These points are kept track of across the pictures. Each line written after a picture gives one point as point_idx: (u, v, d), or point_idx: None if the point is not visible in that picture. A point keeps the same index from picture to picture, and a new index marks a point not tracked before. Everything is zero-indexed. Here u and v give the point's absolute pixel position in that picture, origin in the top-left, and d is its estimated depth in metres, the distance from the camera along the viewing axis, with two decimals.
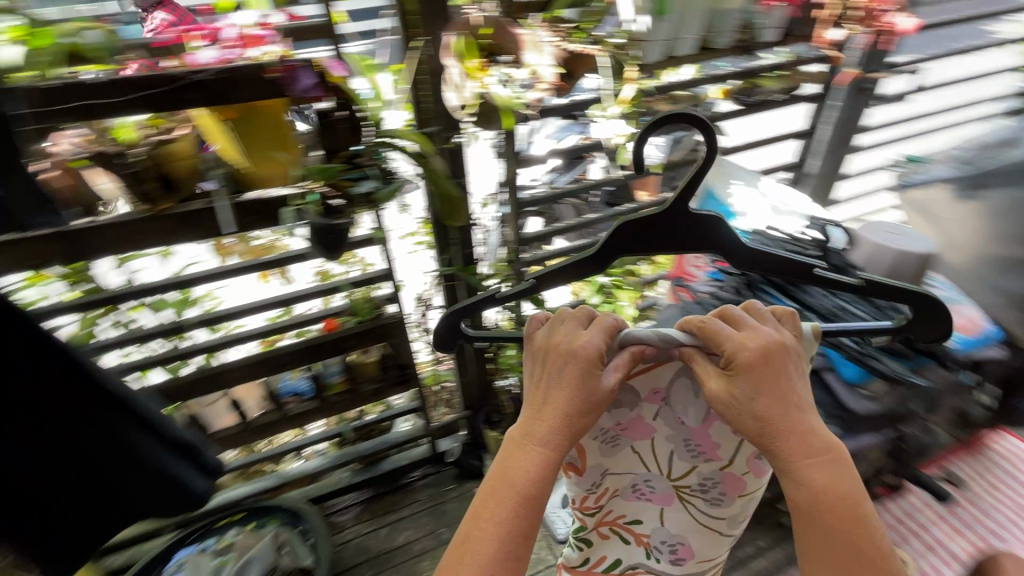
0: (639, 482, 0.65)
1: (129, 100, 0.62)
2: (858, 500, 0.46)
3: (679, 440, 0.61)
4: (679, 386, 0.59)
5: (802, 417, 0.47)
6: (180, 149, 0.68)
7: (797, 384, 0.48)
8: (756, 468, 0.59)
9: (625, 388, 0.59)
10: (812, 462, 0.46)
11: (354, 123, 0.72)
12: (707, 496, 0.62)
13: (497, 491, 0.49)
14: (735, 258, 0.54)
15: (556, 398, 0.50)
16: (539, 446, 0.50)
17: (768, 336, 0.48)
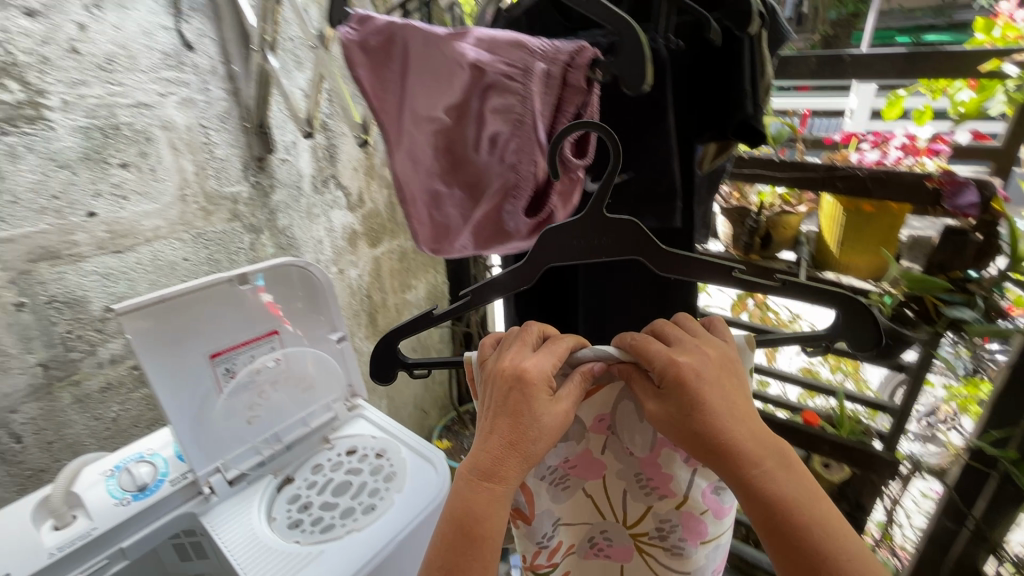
0: (596, 534, 0.62)
1: (791, 176, 0.82)
2: (819, 509, 0.43)
3: (631, 476, 0.58)
4: (623, 409, 0.55)
5: (743, 433, 0.44)
6: (791, 220, 0.89)
7: (735, 399, 0.45)
8: (716, 507, 0.56)
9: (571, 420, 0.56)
10: (765, 471, 0.43)
11: (989, 248, 0.74)
12: (669, 546, 0.58)
13: (456, 537, 0.45)
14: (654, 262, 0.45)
15: (506, 422, 0.46)
16: (490, 479, 0.46)
17: (704, 356, 0.46)
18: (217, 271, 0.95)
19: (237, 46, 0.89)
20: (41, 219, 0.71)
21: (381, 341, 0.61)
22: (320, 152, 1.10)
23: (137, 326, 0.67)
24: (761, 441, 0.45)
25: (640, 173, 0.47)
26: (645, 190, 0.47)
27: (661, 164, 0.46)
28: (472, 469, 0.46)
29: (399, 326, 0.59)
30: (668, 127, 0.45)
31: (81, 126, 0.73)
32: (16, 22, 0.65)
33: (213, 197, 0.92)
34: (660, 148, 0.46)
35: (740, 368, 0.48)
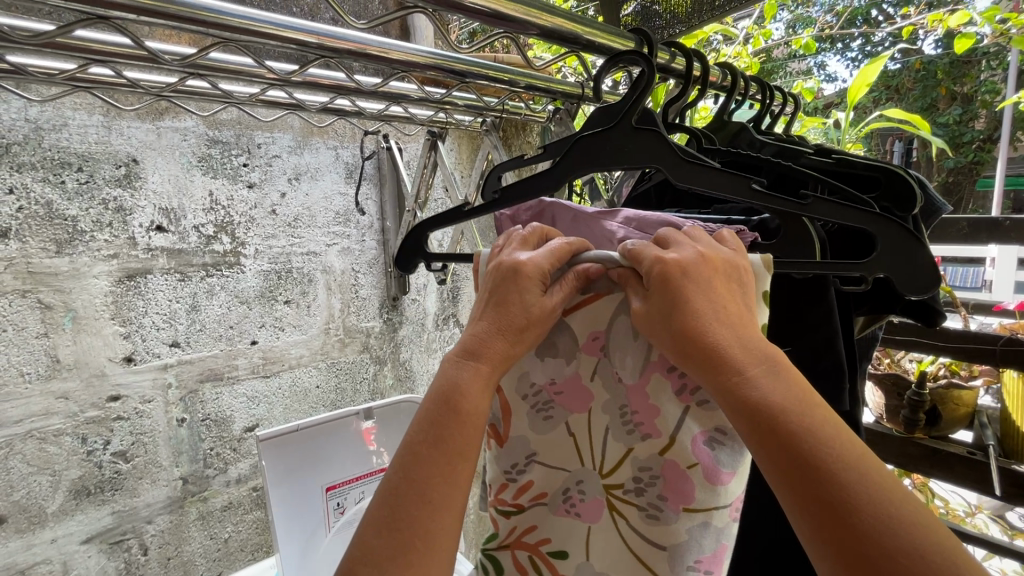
0: (571, 486, 0.42)
1: (959, 347, 0.79)
2: (838, 447, 0.28)
3: (617, 410, 0.41)
4: (620, 328, 0.41)
5: (742, 337, 0.32)
6: (964, 396, 0.85)
7: (729, 305, 0.34)
8: (707, 467, 0.37)
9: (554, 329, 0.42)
10: (763, 379, 0.31)
11: None
12: (644, 505, 0.39)
13: (440, 414, 0.35)
14: (673, 172, 0.40)
15: (493, 317, 0.39)
16: (478, 358, 0.37)
17: (695, 249, 0.36)
18: (341, 398, 1.01)
19: (392, 205, 1.04)
20: (217, 345, 0.83)
21: (420, 225, 0.53)
22: (445, 293, 1.21)
23: (271, 454, 0.72)
24: (758, 347, 0.32)
25: (799, 346, 0.45)
26: (805, 366, 0.45)
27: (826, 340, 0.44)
28: (458, 349, 0.38)
29: (442, 215, 0.51)
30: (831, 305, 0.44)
31: (263, 270, 0.87)
32: (239, 193, 0.83)
33: (352, 331, 1.02)
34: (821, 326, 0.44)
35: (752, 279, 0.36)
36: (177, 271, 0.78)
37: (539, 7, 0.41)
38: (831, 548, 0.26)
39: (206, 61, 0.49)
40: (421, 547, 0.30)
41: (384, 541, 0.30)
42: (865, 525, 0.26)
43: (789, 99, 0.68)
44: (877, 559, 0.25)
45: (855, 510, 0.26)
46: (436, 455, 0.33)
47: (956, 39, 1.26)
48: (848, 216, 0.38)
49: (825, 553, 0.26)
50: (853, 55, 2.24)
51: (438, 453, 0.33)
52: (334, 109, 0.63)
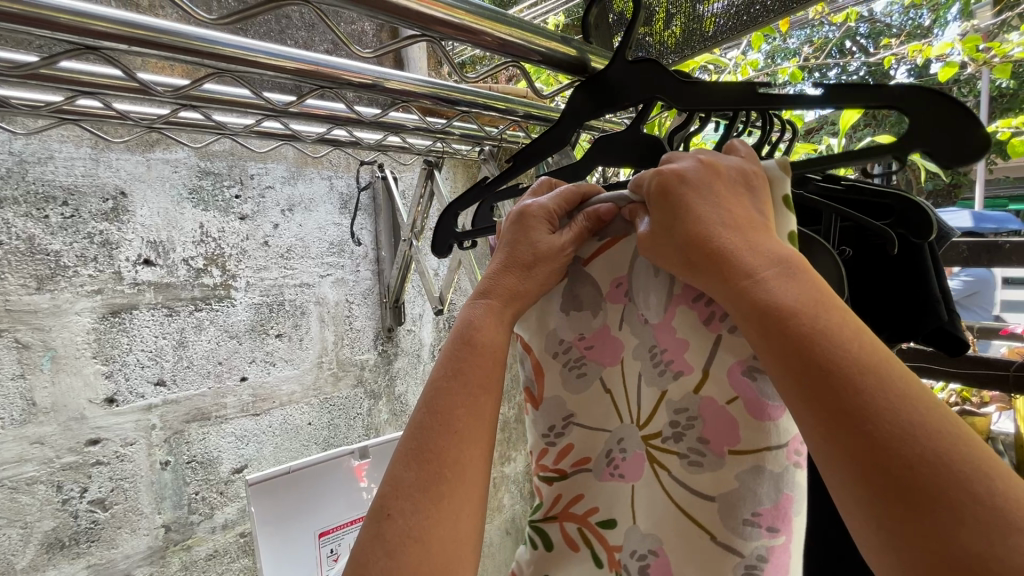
0: (613, 447, 0.37)
1: (972, 373, 0.79)
2: (863, 350, 0.22)
3: (645, 353, 0.36)
4: (643, 268, 0.36)
5: (752, 237, 0.27)
6: (977, 422, 0.89)
7: (739, 209, 0.29)
8: (750, 400, 0.29)
9: (575, 280, 0.39)
10: (775, 278, 0.25)
11: None
12: (686, 451, 0.32)
13: (455, 350, 0.33)
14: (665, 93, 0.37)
15: (505, 260, 0.37)
16: (493, 296, 0.36)
17: (695, 157, 0.31)
18: (335, 436, 0.97)
19: (387, 235, 1.02)
20: (204, 383, 0.79)
21: (448, 209, 0.52)
22: (442, 324, 1.19)
23: (261, 501, 0.69)
24: (776, 248, 0.27)
25: None
26: None
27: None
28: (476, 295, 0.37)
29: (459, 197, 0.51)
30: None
31: (255, 303, 0.85)
32: (231, 225, 0.81)
33: (345, 364, 0.98)
34: None
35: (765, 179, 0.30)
36: (164, 306, 0.75)
37: (540, 33, 0.39)
38: (841, 459, 0.22)
39: (200, 92, 0.48)
40: (448, 480, 0.29)
41: (413, 472, 0.29)
42: (883, 434, 0.21)
43: (787, 126, 0.68)
44: (892, 470, 0.20)
45: (871, 412, 0.21)
46: (457, 386, 0.32)
47: (942, 69, 1.29)
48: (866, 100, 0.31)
49: (841, 466, 0.22)
50: (830, 83, 2.36)
51: (459, 384, 0.32)
52: (330, 140, 0.62)
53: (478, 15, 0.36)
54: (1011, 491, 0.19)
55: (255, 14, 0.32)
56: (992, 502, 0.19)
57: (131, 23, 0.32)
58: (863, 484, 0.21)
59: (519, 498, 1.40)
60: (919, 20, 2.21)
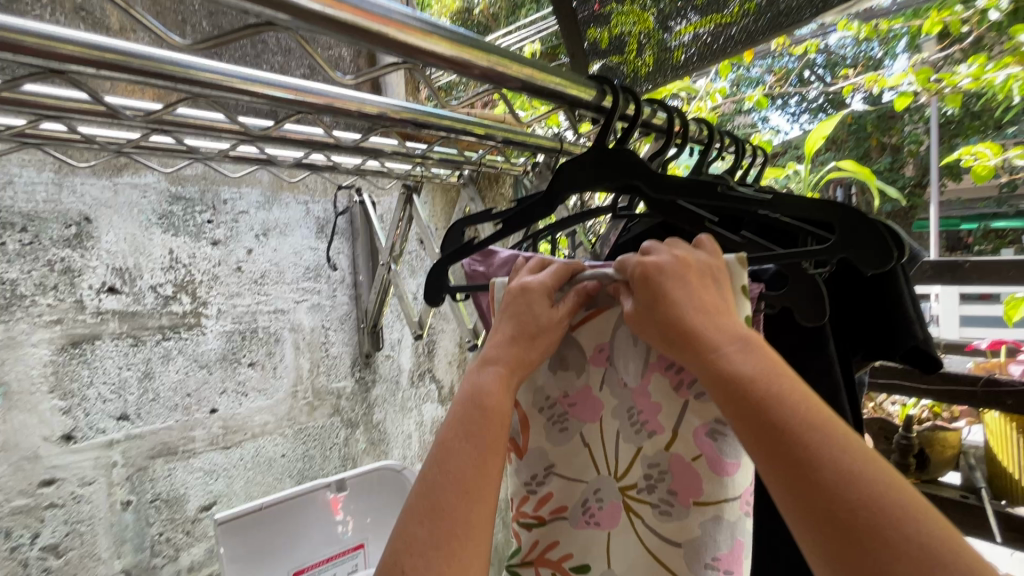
0: (589, 497, 0.39)
1: (940, 390, 0.85)
2: (811, 418, 0.26)
3: (624, 413, 0.39)
4: (623, 336, 0.39)
5: (716, 318, 0.31)
6: (949, 438, 0.92)
7: (703, 290, 0.33)
8: (712, 458, 0.34)
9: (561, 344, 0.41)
10: (735, 355, 0.29)
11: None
12: (658, 502, 0.36)
13: (466, 410, 0.34)
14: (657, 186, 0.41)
15: (508, 326, 0.38)
16: (501, 363, 0.36)
17: (665, 246, 0.35)
18: (310, 467, 0.94)
19: (365, 259, 1.01)
20: (171, 416, 0.75)
21: (438, 264, 0.49)
22: (421, 348, 1.17)
23: (230, 540, 0.65)
24: (734, 326, 0.31)
25: None
26: None
27: (828, 390, 0.42)
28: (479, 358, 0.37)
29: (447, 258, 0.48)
30: (830, 357, 0.43)
31: (226, 331, 0.82)
32: (202, 251, 0.79)
33: (321, 393, 0.95)
34: (824, 381, 0.43)
35: (727, 270, 0.34)
36: (130, 336, 0.71)
37: (513, 59, 0.39)
38: (797, 510, 0.25)
39: (172, 116, 0.46)
40: (461, 541, 0.29)
41: (428, 531, 0.29)
42: (831, 489, 0.24)
43: (758, 150, 0.70)
44: (840, 518, 0.24)
45: (819, 470, 0.25)
46: (470, 448, 0.32)
47: (899, 96, 1.37)
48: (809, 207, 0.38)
49: (800, 520, 0.25)
50: (795, 110, 2.47)
51: (471, 446, 0.32)
52: (307, 165, 0.61)
53: (454, 40, 0.35)
54: (931, 528, 0.23)
55: (233, 38, 0.32)
56: (919, 539, 0.23)
57: (106, 47, 0.32)
58: (817, 532, 0.24)
59: (500, 526, 1.37)
60: (873, 51, 2.34)
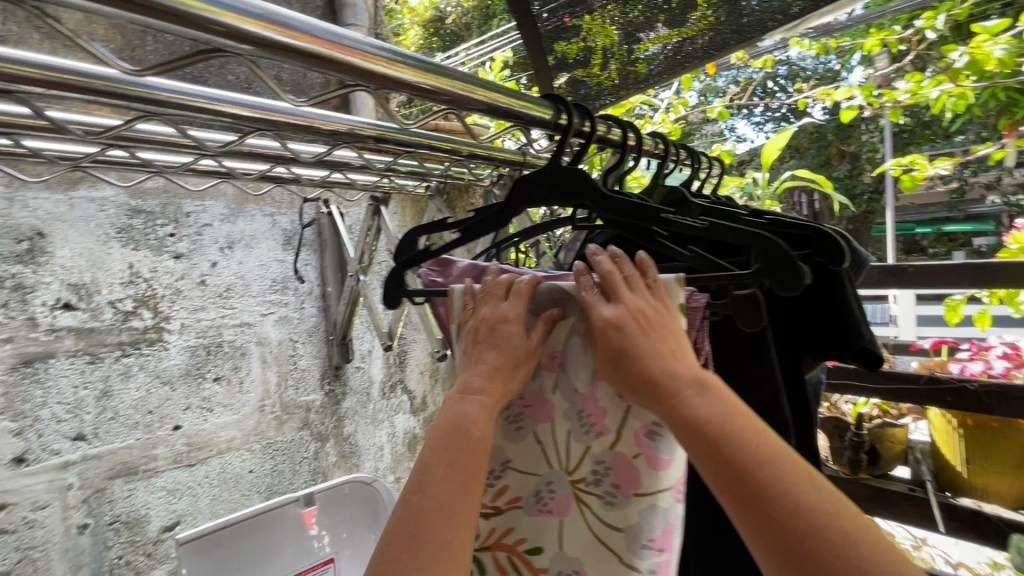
0: (542, 488, 0.43)
1: (890, 387, 0.91)
2: (766, 455, 0.29)
3: (573, 413, 0.42)
4: (575, 346, 0.43)
5: (676, 364, 0.34)
6: (897, 434, 0.97)
7: (664, 337, 0.36)
8: (649, 454, 0.39)
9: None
10: (696, 399, 0.32)
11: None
12: (603, 493, 0.40)
13: (450, 439, 0.35)
14: (600, 208, 0.42)
15: (489, 355, 0.40)
16: (483, 392, 0.38)
17: (628, 288, 0.38)
18: (279, 483, 0.92)
19: (334, 269, 1.00)
20: (131, 434, 0.73)
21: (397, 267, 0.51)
22: (392, 359, 1.17)
23: (193, 559, 0.64)
24: (693, 370, 0.34)
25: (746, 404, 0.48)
26: None
27: (770, 396, 0.46)
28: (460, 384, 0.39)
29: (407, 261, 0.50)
30: (771, 361, 0.47)
31: (190, 345, 0.80)
32: (164, 264, 0.77)
33: (289, 407, 0.94)
34: (765, 384, 0.47)
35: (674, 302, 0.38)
36: (87, 353, 0.69)
37: (478, 83, 0.40)
38: (760, 542, 0.27)
39: (129, 132, 0.46)
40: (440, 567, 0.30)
41: (411, 555, 0.30)
42: (789, 521, 0.27)
43: (713, 163, 0.73)
44: (795, 547, 0.26)
45: (774, 502, 0.27)
46: (455, 477, 0.33)
47: (844, 109, 1.46)
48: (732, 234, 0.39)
49: (763, 550, 0.27)
50: (758, 119, 2.56)
51: (455, 474, 0.33)
52: (270, 178, 0.61)
53: (419, 67, 0.36)
54: (874, 551, 0.26)
55: (181, 64, 0.31)
56: (863, 562, 0.26)
57: (49, 66, 0.31)
58: (779, 560, 0.27)
59: None
60: (828, 65, 2.45)
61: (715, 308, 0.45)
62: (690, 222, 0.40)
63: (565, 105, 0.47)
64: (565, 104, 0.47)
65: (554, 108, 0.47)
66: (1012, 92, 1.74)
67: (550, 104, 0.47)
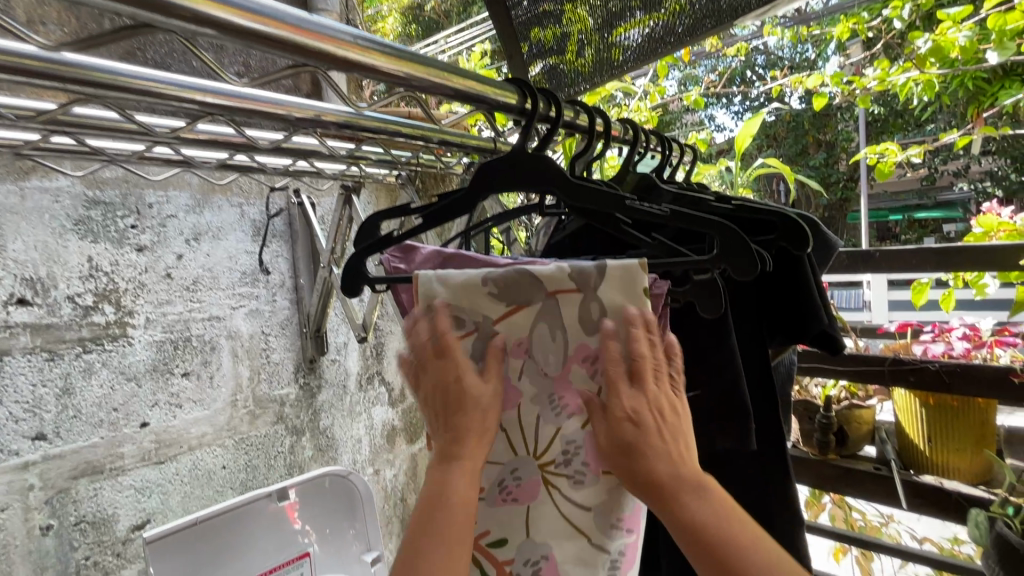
0: (507, 476, 0.44)
1: (857, 369, 0.93)
2: (753, 554, 0.35)
3: (543, 399, 0.43)
4: (541, 333, 0.42)
5: (679, 466, 0.37)
6: (863, 415, 1.00)
7: (670, 436, 0.37)
8: None
9: (485, 336, 0.42)
10: (698, 504, 0.36)
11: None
12: (573, 473, 0.43)
13: (438, 512, 0.36)
14: (566, 195, 0.42)
15: (468, 414, 0.40)
16: (465, 456, 0.39)
17: (643, 379, 0.39)
18: (253, 478, 0.91)
19: (305, 261, 0.99)
20: (95, 433, 0.71)
21: (358, 253, 0.50)
22: (369, 351, 1.16)
23: (163, 561, 0.63)
24: (694, 474, 0.37)
25: (707, 391, 0.50)
26: (718, 408, 0.49)
27: (732, 380, 0.49)
28: (442, 448, 0.39)
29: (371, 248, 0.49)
30: (732, 348, 0.49)
31: (156, 340, 0.78)
32: (126, 257, 0.74)
33: (263, 401, 0.93)
34: (726, 368, 0.49)
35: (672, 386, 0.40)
36: (45, 349, 0.67)
37: (453, 72, 0.40)
38: None
39: (70, 116, 0.44)
40: None
41: None
42: None
43: (685, 150, 0.73)
44: None
45: None
46: (445, 551, 0.35)
47: (815, 97, 1.48)
48: (691, 220, 0.40)
49: None
50: (736, 109, 2.64)
51: (445, 546, 0.35)
52: (233, 166, 0.59)
53: (393, 54, 0.35)
54: None
55: (104, 41, 0.30)
56: None
57: None
58: None
59: None
60: (803, 54, 2.48)
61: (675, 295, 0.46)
62: (654, 210, 0.40)
63: (531, 90, 0.46)
64: (531, 90, 0.46)
65: (519, 93, 0.46)
66: (978, 81, 1.78)
67: (515, 89, 0.46)
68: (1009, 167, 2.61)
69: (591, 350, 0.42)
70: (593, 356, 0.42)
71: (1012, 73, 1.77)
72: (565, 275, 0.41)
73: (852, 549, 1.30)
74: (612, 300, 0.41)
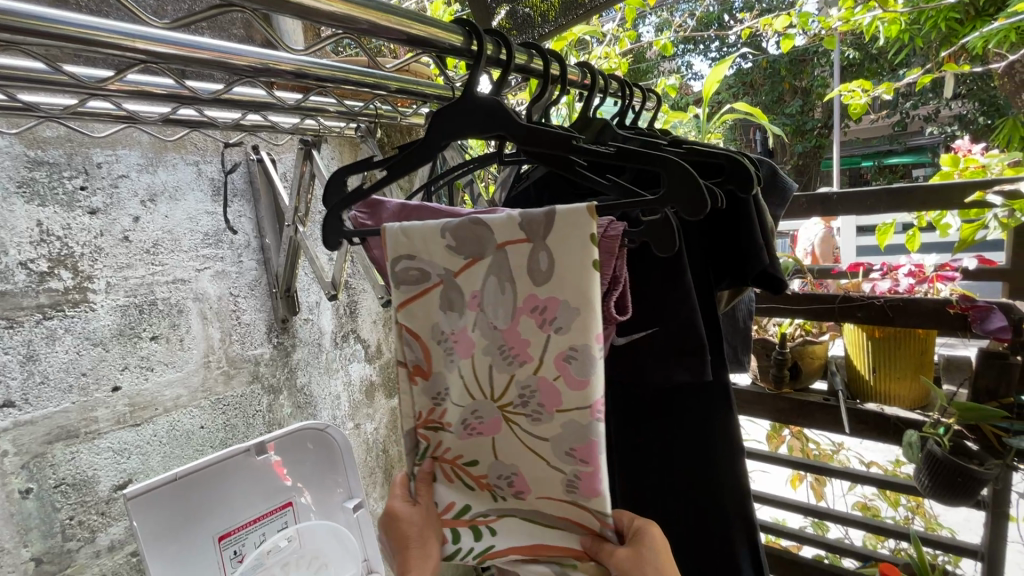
0: (469, 417, 0.47)
1: (810, 308, 0.98)
2: None
3: (495, 347, 0.44)
4: (492, 285, 0.43)
5: None
6: (816, 350, 1.06)
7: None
8: (569, 377, 0.41)
9: (448, 287, 0.44)
10: None
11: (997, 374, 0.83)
12: (528, 412, 0.44)
13: None
14: (521, 138, 0.42)
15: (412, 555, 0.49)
16: None
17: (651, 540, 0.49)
18: (233, 436, 0.93)
19: (270, 221, 0.97)
20: (66, 398, 0.71)
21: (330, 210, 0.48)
22: (342, 309, 1.16)
23: (143, 511, 0.63)
24: None
25: (665, 327, 0.52)
26: (674, 343, 0.52)
27: (688, 315, 0.51)
28: None
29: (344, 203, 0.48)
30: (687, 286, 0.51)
31: (119, 305, 0.77)
32: (78, 221, 0.72)
33: (236, 361, 0.93)
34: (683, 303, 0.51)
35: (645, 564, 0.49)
36: (3, 317, 0.65)
37: (412, 18, 0.39)
38: None
39: None
40: None
41: None
42: None
43: (647, 96, 0.72)
44: None
45: None
46: None
47: (782, 39, 1.47)
48: (634, 155, 0.40)
49: None
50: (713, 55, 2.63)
51: None
52: (179, 120, 0.57)
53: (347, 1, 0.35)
54: None
55: None
56: None
57: None
58: None
59: None
60: None
61: (631, 236, 0.47)
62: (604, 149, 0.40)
63: (475, 30, 0.45)
64: (475, 29, 0.45)
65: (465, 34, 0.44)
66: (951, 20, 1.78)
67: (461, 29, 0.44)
68: (977, 110, 2.65)
69: (540, 299, 0.40)
70: (543, 306, 0.40)
71: (984, 12, 1.77)
72: (514, 223, 0.40)
73: (809, 475, 1.40)
74: (560, 248, 0.39)
